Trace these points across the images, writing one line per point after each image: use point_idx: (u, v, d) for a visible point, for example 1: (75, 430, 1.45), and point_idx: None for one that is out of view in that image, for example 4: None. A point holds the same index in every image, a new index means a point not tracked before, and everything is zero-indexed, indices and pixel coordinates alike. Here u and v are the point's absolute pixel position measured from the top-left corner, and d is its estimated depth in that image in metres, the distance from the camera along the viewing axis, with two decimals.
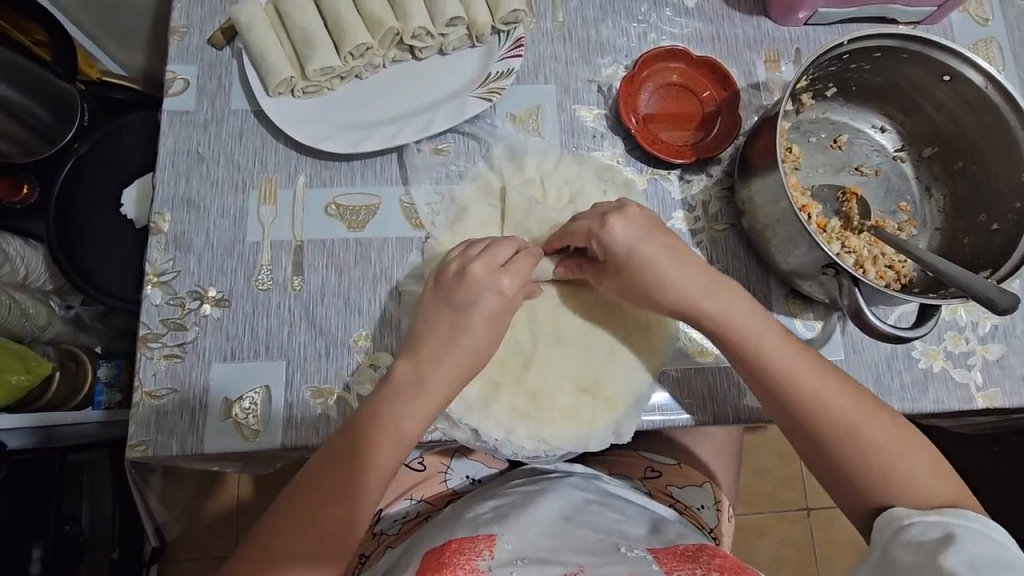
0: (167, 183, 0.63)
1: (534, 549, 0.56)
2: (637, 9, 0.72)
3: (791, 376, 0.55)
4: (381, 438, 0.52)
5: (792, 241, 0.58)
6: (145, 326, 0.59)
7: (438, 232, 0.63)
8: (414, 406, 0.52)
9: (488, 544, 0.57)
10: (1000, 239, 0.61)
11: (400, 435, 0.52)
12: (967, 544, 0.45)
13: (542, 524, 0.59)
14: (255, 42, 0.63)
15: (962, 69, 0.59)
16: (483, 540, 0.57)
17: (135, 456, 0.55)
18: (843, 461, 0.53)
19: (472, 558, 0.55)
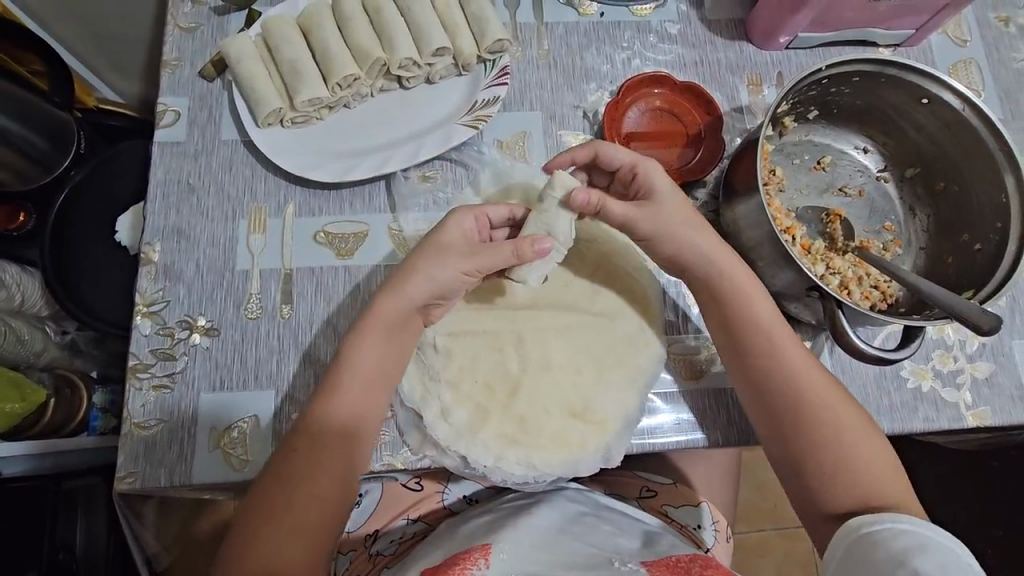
0: (158, 214, 0.63)
1: (535, 563, 0.57)
2: (621, 37, 0.73)
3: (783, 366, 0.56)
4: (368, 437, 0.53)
5: (777, 264, 0.58)
6: (134, 356, 0.59)
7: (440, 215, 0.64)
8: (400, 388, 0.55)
9: (483, 552, 0.57)
10: (983, 259, 0.61)
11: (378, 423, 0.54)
12: (937, 553, 0.45)
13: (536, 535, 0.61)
14: (244, 75, 0.65)
15: (938, 91, 0.60)
16: (478, 549, 0.58)
17: (124, 488, 0.55)
18: (816, 452, 0.55)
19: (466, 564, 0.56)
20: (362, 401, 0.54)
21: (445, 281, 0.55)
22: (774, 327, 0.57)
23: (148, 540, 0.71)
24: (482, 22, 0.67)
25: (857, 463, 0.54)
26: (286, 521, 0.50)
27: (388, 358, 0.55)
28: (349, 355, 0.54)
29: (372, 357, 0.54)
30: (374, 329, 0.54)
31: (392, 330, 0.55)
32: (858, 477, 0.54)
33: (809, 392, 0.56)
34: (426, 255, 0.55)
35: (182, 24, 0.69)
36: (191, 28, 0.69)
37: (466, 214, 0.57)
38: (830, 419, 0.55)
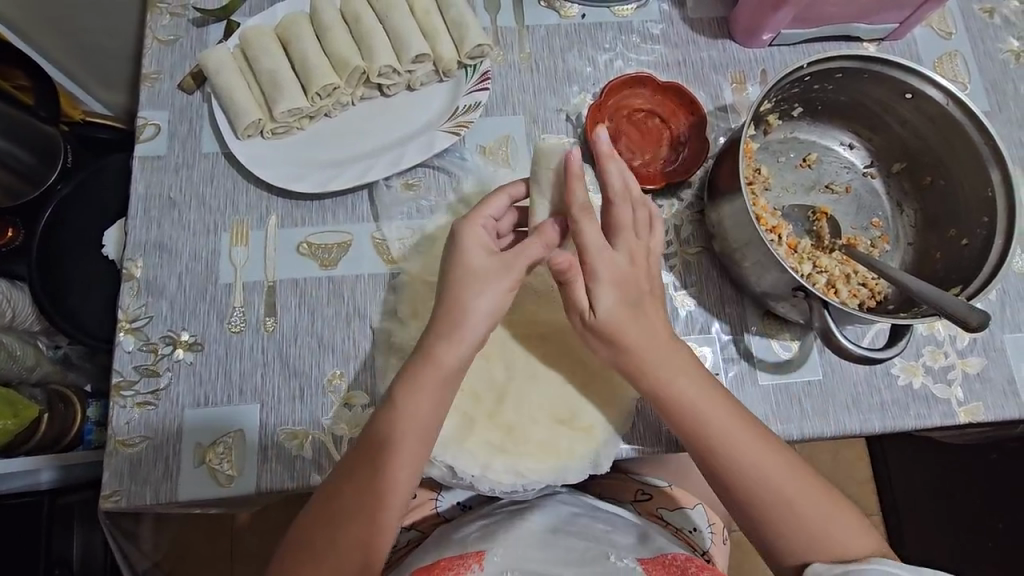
0: (140, 229, 0.63)
1: (524, 559, 0.57)
2: (603, 39, 0.73)
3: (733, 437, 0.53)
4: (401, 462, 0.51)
5: (762, 264, 0.58)
6: (118, 374, 0.59)
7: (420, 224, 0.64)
8: (432, 413, 0.52)
9: (477, 558, 0.58)
10: (971, 253, 0.60)
11: (416, 449, 0.52)
12: None
13: (529, 539, 0.61)
14: (223, 87, 0.64)
15: (922, 86, 0.60)
16: (472, 554, 0.58)
17: (109, 507, 0.55)
18: (762, 513, 0.53)
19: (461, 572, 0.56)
20: (410, 458, 0.51)
21: (497, 310, 0.51)
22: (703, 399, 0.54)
23: (138, 553, 0.70)
24: (462, 27, 0.67)
25: (810, 516, 0.52)
26: (325, 564, 0.51)
27: (443, 406, 0.52)
28: (397, 412, 0.51)
29: (431, 406, 0.51)
30: (431, 379, 0.51)
31: (448, 380, 0.52)
32: (799, 527, 0.52)
33: (748, 460, 0.53)
34: (467, 286, 0.50)
35: (161, 37, 0.69)
36: (169, 40, 0.69)
37: (476, 226, 0.52)
38: (772, 480, 0.53)
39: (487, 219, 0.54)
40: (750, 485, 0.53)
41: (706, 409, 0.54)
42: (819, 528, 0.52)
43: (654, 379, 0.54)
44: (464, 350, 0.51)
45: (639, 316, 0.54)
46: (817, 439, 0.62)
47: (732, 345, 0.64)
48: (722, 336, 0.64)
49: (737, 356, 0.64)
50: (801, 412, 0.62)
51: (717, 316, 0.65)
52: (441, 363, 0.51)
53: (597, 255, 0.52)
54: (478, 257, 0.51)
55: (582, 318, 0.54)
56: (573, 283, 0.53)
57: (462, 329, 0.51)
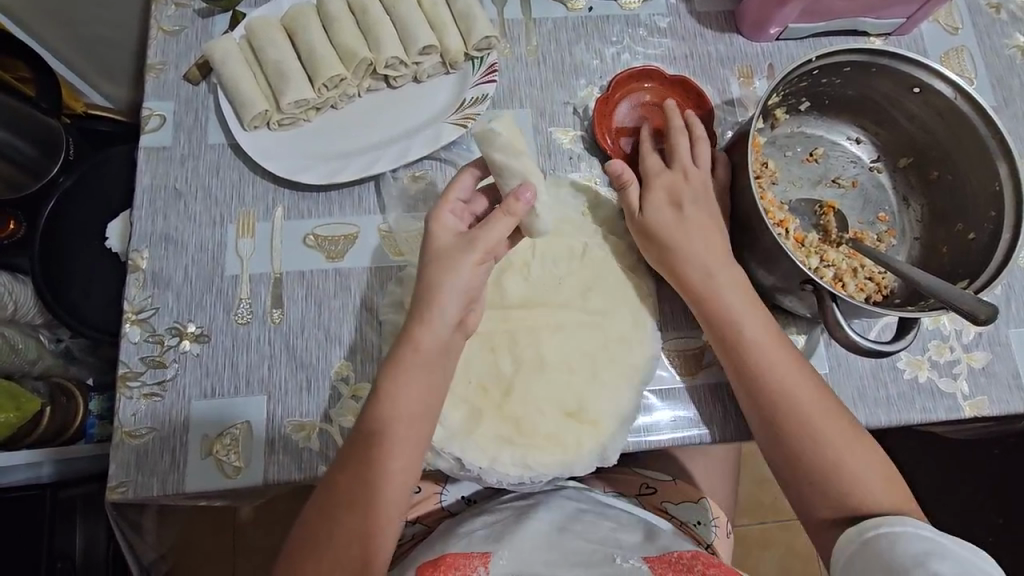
0: (145, 220, 0.63)
1: (531, 562, 0.58)
2: (610, 32, 0.73)
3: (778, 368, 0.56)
4: (399, 447, 0.51)
5: (770, 258, 0.58)
6: (124, 365, 0.58)
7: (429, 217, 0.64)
8: (423, 397, 0.52)
9: (483, 560, 0.58)
10: (978, 248, 0.60)
11: (411, 434, 0.52)
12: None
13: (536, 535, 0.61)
14: (229, 78, 0.64)
15: (930, 80, 0.60)
16: (478, 556, 0.58)
17: (115, 498, 0.55)
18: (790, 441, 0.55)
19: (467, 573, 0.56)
20: (405, 444, 0.52)
21: (471, 286, 0.53)
22: (760, 337, 0.57)
23: (143, 547, 0.70)
24: (468, 19, 0.67)
25: (850, 465, 0.54)
26: (326, 555, 0.50)
27: (432, 391, 0.53)
28: (394, 397, 0.52)
29: (419, 389, 0.52)
30: (416, 362, 0.52)
31: (430, 363, 0.52)
32: (841, 470, 0.54)
33: (788, 383, 0.56)
34: (441, 265, 0.52)
35: (166, 27, 0.69)
36: (175, 30, 0.69)
37: (444, 210, 0.55)
38: (819, 428, 0.55)
39: (455, 202, 0.56)
40: (786, 413, 0.55)
41: (757, 331, 0.57)
42: (842, 460, 0.54)
43: (709, 288, 0.58)
44: (442, 331, 0.52)
45: (709, 250, 0.59)
46: None
47: None
48: None
49: None
50: None
51: None
52: (421, 347, 0.52)
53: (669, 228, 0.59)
54: (445, 239, 0.54)
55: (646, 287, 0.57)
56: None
57: (434, 307, 0.52)
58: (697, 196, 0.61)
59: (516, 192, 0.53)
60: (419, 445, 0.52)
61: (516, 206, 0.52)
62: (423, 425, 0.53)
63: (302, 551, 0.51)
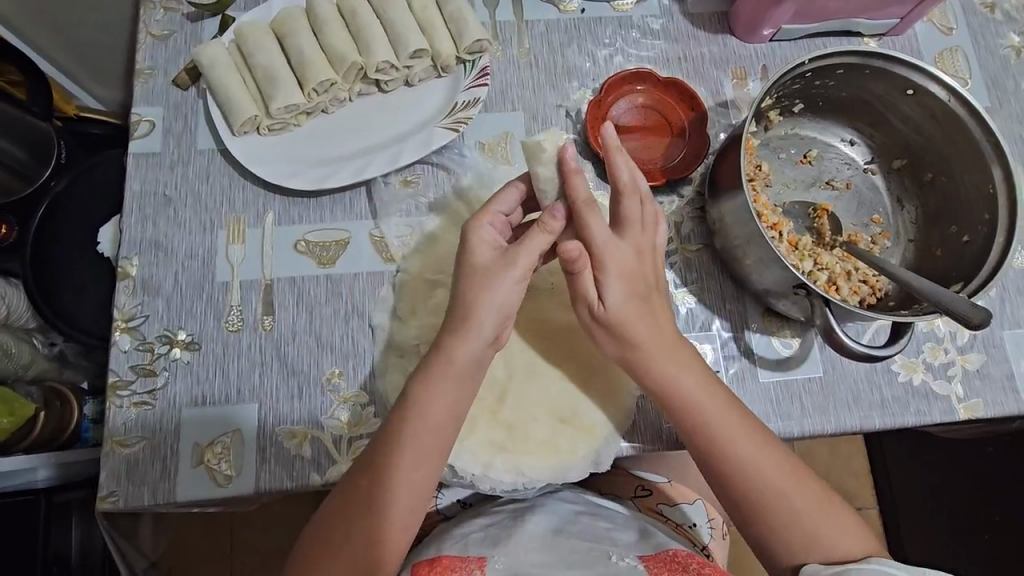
0: (135, 227, 0.62)
1: (527, 561, 0.58)
2: (602, 34, 0.72)
3: (727, 427, 0.54)
4: (420, 456, 0.51)
5: (764, 262, 0.58)
6: (114, 373, 0.58)
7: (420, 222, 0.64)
8: (450, 405, 0.52)
9: (479, 563, 0.58)
10: (972, 250, 0.60)
11: (435, 442, 0.52)
12: None
13: (531, 539, 0.61)
14: (218, 83, 0.63)
15: (925, 82, 0.59)
16: (474, 559, 0.58)
17: (106, 508, 0.54)
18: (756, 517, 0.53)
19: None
20: (422, 452, 0.51)
21: (507, 306, 0.52)
22: (689, 388, 0.54)
23: (136, 554, 0.70)
24: (459, 22, 0.66)
25: (806, 517, 0.52)
26: (343, 553, 0.51)
27: (459, 403, 0.52)
28: (419, 405, 0.51)
29: (446, 399, 0.51)
30: (445, 373, 0.51)
31: (461, 376, 0.52)
32: (800, 524, 0.52)
33: (750, 463, 0.53)
34: (478, 283, 0.51)
35: (155, 31, 0.68)
36: (164, 35, 0.68)
37: (483, 224, 0.53)
38: (776, 483, 0.53)
39: (495, 216, 0.54)
40: (750, 485, 0.53)
41: (703, 398, 0.54)
42: (815, 534, 0.52)
43: (660, 380, 0.54)
44: (478, 346, 0.52)
45: (641, 311, 0.54)
46: (817, 438, 0.62)
47: (733, 343, 0.64)
48: (723, 333, 0.64)
49: (738, 354, 0.64)
50: (801, 409, 0.62)
51: (718, 313, 0.65)
52: (455, 360, 0.51)
53: (604, 250, 0.52)
54: (484, 254, 0.52)
55: (589, 309, 0.54)
56: (583, 274, 0.53)
57: (471, 323, 0.51)
58: (641, 279, 0.54)
59: (555, 207, 0.51)
60: (437, 455, 0.52)
61: (555, 225, 0.51)
62: (446, 435, 0.52)
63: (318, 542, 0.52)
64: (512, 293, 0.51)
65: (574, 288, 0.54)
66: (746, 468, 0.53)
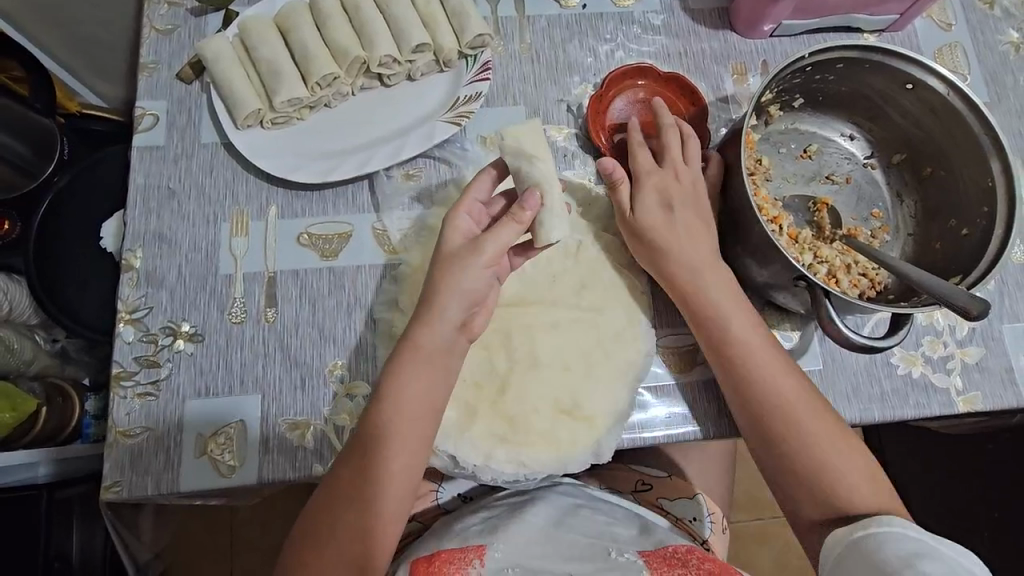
0: (139, 220, 0.63)
1: (527, 553, 0.58)
2: (604, 29, 0.73)
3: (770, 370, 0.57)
4: (400, 448, 0.52)
5: (764, 254, 0.58)
6: (118, 364, 0.58)
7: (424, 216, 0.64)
8: (425, 395, 0.52)
9: (477, 553, 0.58)
10: (971, 243, 0.61)
11: (415, 434, 0.52)
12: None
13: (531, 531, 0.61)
14: (221, 77, 0.64)
15: (924, 77, 0.60)
16: (472, 547, 0.58)
17: (110, 498, 0.55)
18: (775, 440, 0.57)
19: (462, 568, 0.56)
20: (404, 442, 0.52)
21: (474, 291, 0.53)
22: (744, 333, 0.58)
23: (138, 546, 0.70)
24: (462, 17, 0.67)
25: (835, 467, 0.55)
26: (329, 550, 0.51)
27: (435, 392, 0.53)
28: (395, 396, 0.52)
29: (420, 390, 0.52)
30: (415, 364, 0.52)
31: (431, 361, 0.53)
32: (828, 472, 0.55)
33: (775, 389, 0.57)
34: (446, 269, 0.53)
35: (159, 26, 0.68)
36: (168, 29, 0.69)
37: (459, 212, 0.56)
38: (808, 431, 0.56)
39: (473, 204, 0.57)
40: (783, 428, 0.56)
41: (749, 342, 0.58)
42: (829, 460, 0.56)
43: (704, 313, 0.59)
44: (446, 331, 0.53)
45: (679, 231, 0.60)
46: None
47: None
48: None
49: None
50: None
51: None
52: (421, 346, 0.53)
53: (642, 171, 0.62)
54: (455, 242, 0.55)
55: (623, 222, 0.62)
56: (620, 189, 0.61)
57: (437, 310, 0.53)
58: (685, 198, 0.61)
59: (524, 197, 0.54)
60: (419, 445, 0.52)
61: (523, 215, 0.54)
62: (425, 426, 0.52)
63: (306, 540, 0.52)
64: (479, 278, 0.53)
65: (612, 201, 0.63)
66: (783, 412, 0.56)
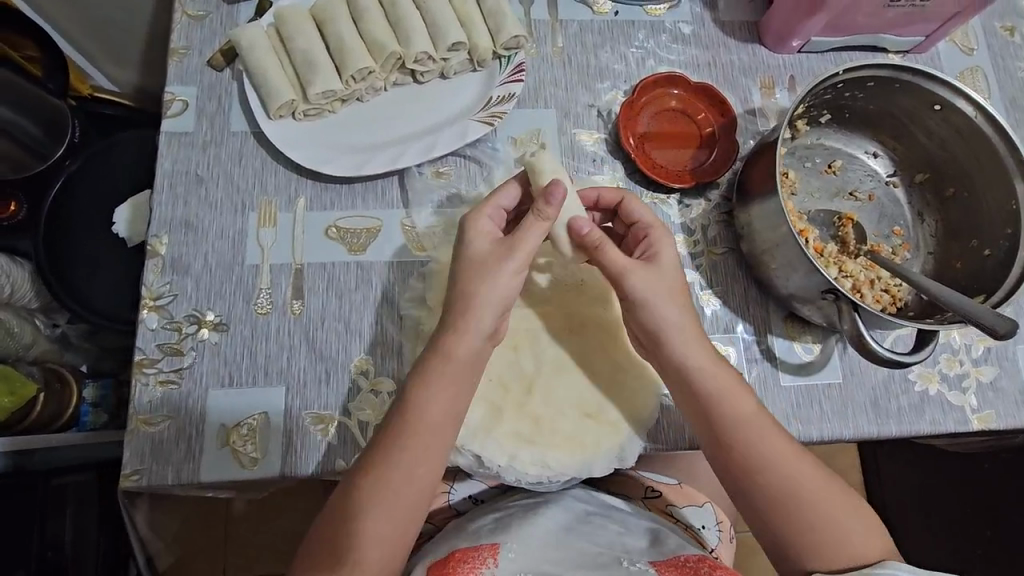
0: (165, 205, 0.62)
1: (539, 561, 0.58)
2: (635, 36, 0.73)
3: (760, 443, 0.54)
4: (422, 456, 0.51)
5: (791, 266, 0.59)
6: (140, 351, 0.57)
7: (451, 215, 0.64)
8: (449, 405, 0.52)
9: (492, 552, 0.59)
10: (993, 263, 0.62)
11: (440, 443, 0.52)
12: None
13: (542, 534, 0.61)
14: (256, 65, 0.63)
15: (952, 98, 0.61)
16: (487, 548, 0.59)
17: (128, 486, 0.54)
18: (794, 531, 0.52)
19: (477, 565, 0.57)
20: (427, 451, 0.51)
21: (504, 297, 0.53)
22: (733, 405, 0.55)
23: (145, 537, 0.69)
24: (498, 18, 0.67)
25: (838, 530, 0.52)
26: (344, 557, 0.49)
27: (460, 401, 0.52)
28: (423, 402, 0.51)
29: (445, 397, 0.52)
30: (444, 371, 0.52)
31: (457, 373, 0.52)
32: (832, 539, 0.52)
33: (787, 486, 0.53)
34: (470, 274, 0.53)
35: (191, 12, 0.68)
36: (200, 15, 0.68)
37: (482, 215, 0.55)
38: (804, 500, 0.53)
39: (496, 208, 0.57)
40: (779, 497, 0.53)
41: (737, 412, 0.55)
42: (839, 539, 0.52)
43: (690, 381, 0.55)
44: (474, 341, 0.52)
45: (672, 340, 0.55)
46: (834, 441, 0.63)
47: (755, 346, 0.65)
48: (746, 336, 0.65)
49: (761, 357, 0.65)
50: (820, 414, 0.63)
51: (741, 316, 0.66)
52: (452, 355, 0.52)
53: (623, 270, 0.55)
54: (480, 245, 0.54)
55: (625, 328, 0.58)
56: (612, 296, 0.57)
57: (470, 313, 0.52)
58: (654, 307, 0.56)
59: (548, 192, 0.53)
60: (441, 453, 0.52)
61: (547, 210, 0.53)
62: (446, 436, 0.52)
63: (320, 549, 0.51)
64: (506, 284, 0.53)
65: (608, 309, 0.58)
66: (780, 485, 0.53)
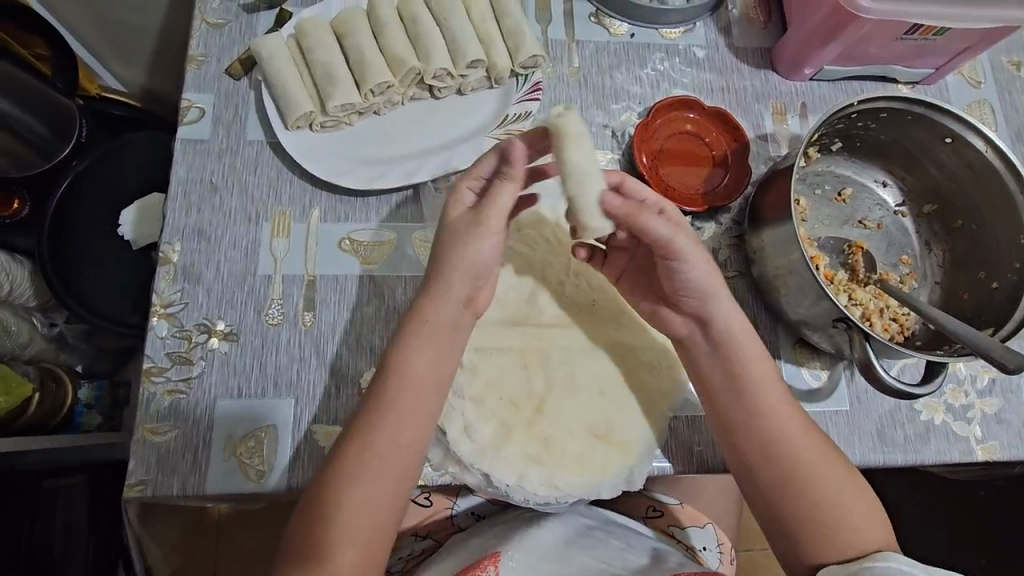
0: (179, 212, 0.62)
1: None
2: (650, 59, 0.74)
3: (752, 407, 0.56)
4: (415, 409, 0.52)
5: (802, 292, 0.59)
6: (149, 359, 0.57)
7: None
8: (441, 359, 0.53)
9: (494, 561, 0.57)
10: (1001, 296, 0.62)
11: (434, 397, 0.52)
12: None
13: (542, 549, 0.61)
14: (275, 75, 0.63)
15: (963, 131, 0.61)
16: (489, 556, 0.57)
17: (132, 496, 0.53)
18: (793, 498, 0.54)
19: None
20: (419, 403, 0.52)
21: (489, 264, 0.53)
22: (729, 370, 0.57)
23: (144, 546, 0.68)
24: (517, 36, 0.67)
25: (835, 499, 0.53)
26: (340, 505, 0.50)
27: (444, 362, 0.53)
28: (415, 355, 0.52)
29: (435, 351, 0.53)
30: (435, 327, 0.53)
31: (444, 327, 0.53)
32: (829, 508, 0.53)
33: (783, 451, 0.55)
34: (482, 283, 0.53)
35: (211, 20, 0.68)
36: (219, 23, 0.68)
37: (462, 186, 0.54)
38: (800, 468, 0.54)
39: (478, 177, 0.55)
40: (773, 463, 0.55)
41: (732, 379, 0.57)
42: (838, 517, 0.53)
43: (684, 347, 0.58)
44: (461, 303, 0.53)
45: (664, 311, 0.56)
46: None
47: None
48: None
49: None
50: (827, 441, 0.63)
51: None
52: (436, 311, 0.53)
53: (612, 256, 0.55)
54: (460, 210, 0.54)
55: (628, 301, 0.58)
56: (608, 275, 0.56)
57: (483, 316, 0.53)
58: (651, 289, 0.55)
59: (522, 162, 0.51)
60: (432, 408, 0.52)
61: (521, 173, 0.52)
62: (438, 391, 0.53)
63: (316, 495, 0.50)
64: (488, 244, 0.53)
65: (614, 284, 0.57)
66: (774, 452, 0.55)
